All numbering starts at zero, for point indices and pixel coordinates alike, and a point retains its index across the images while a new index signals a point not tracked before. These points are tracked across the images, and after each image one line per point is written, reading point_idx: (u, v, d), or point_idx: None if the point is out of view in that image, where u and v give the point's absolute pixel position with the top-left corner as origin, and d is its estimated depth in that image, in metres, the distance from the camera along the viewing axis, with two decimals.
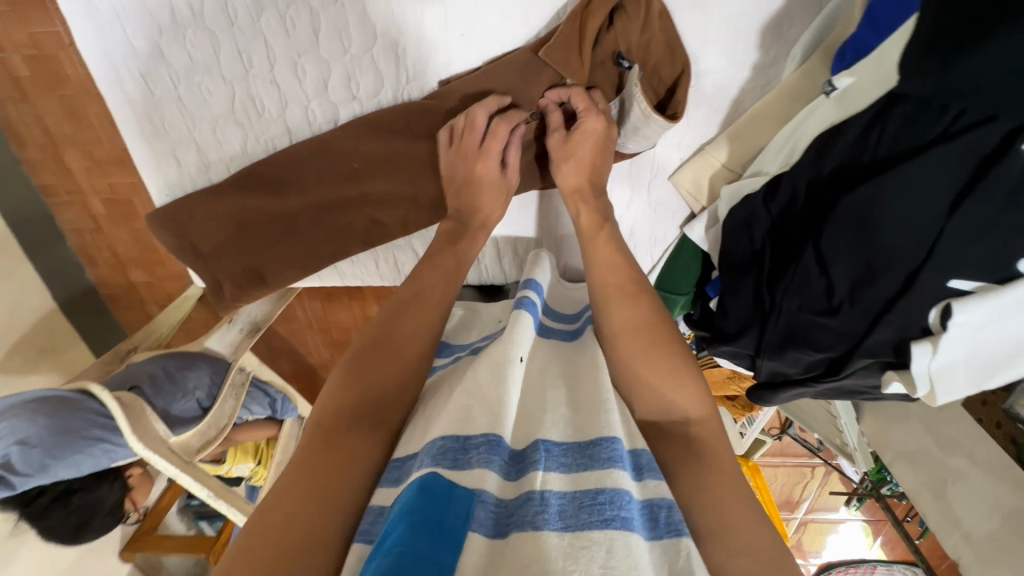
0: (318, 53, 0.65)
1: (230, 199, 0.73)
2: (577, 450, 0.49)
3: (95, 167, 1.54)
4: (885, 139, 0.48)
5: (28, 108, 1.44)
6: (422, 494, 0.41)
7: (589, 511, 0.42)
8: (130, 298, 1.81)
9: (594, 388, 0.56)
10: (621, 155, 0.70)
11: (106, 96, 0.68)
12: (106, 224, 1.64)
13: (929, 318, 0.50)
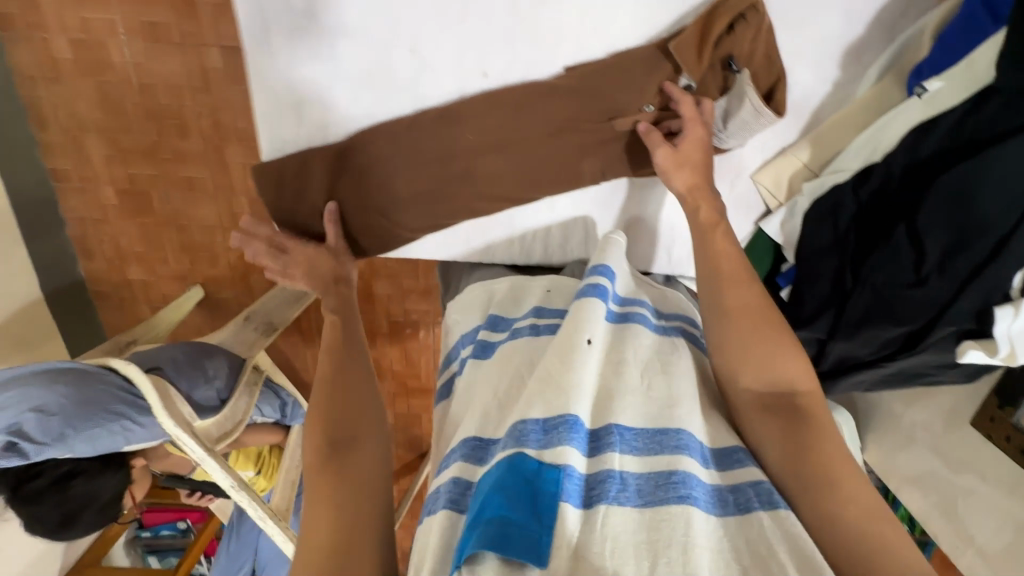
0: (461, 31, 0.71)
1: (356, 159, 0.78)
2: (649, 437, 0.58)
3: (118, 156, 1.46)
4: (981, 126, 0.58)
5: (58, 89, 1.38)
6: (514, 474, 0.53)
7: (662, 490, 0.53)
8: (121, 298, 1.67)
9: (661, 383, 0.63)
10: (718, 151, 0.79)
11: (248, 47, 0.72)
12: (114, 215, 1.54)
13: (1012, 284, 0.59)
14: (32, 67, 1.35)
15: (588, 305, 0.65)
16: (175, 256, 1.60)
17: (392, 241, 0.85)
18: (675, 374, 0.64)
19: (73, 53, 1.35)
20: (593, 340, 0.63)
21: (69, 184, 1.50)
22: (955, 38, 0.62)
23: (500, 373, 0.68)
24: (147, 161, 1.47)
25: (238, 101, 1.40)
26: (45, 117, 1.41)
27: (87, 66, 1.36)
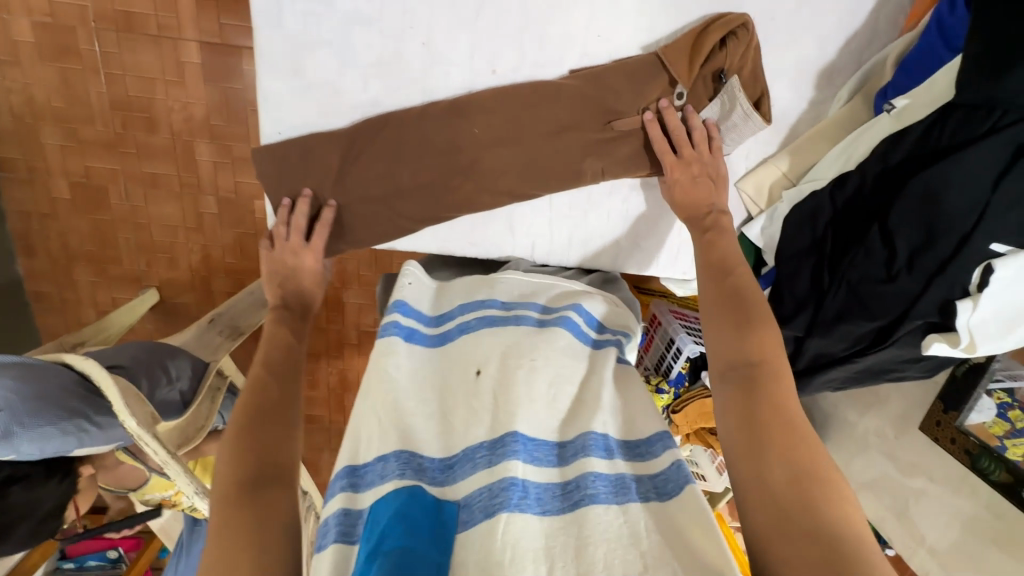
0: (476, 28, 0.74)
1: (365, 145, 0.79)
2: (541, 446, 0.61)
3: (75, 147, 1.32)
4: (943, 137, 0.65)
5: (17, 74, 1.23)
6: (409, 501, 0.55)
7: (561, 499, 0.56)
8: (63, 302, 1.49)
9: (561, 390, 0.67)
10: None
11: (259, 25, 0.72)
12: (64, 209, 1.39)
13: (970, 279, 0.66)
14: None
15: (466, 339, 0.71)
16: (131, 257, 1.45)
17: (393, 231, 0.86)
18: (563, 377, 0.67)
19: (35, 37, 1.21)
20: (479, 368, 0.67)
21: (16, 174, 1.34)
22: (915, 64, 0.72)
23: (425, 385, 0.68)
24: (109, 154, 1.33)
25: (221, 99, 1.29)
26: None
27: (51, 50, 1.22)
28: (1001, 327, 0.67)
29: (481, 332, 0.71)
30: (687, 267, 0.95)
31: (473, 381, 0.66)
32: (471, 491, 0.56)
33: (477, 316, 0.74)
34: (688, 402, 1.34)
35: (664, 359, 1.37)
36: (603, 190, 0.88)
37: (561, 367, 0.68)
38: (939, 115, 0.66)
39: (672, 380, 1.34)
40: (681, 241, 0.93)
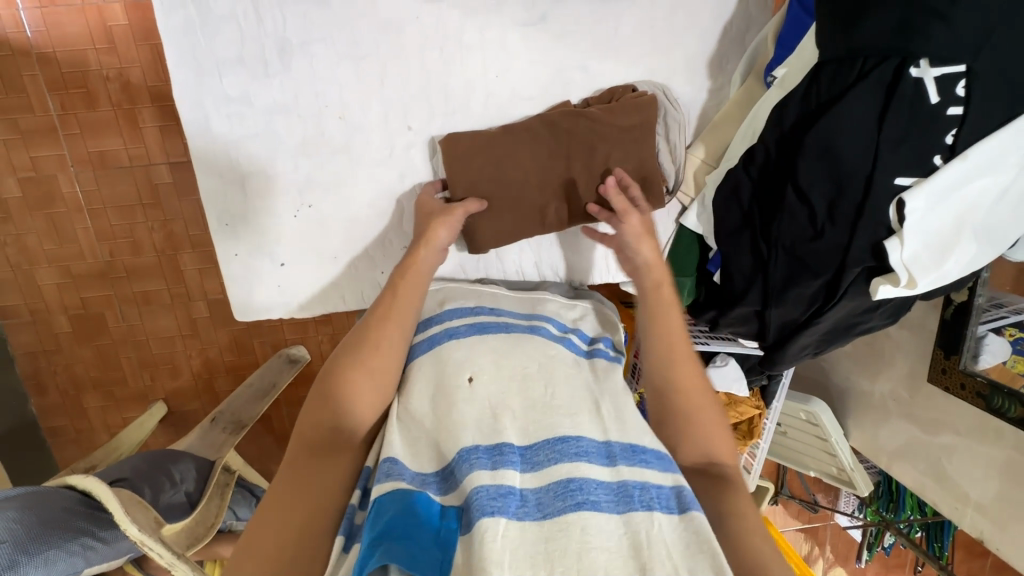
0: (383, 93, 0.81)
1: None
2: (542, 449, 0.61)
3: (69, 283, 1.40)
4: (822, 92, 0.68)
5: (9, 229, 1.34)
6: (415, 507, 0.56)
7: (560, 499, 0.56)
8: (78, 431, 1.53)
9: (560, 390, 0.68)
10: None
11: (190, 134, 0.79)
12: (67, 343, 1.46)
13: (890, 217, 0.67)
14: None
15: (458, 346, 0.72)
16: (134, 374, 1.51)
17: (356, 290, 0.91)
18: (557, 382, 0.69)
19: (22, 192, 1.32)
20: (472, 375, 0.68)
21: (18, 319, 1.41)
22: (788, 35, 0.77)
23: (407, 409, 0.67)
24: (101, 282, 1.42)
25: (194, 210, 1.38)
26: None
27: (37, 201, 1.33)
28: (934, 255, 0.68)
29: (470, 340, 0.73)
30: None
31: (465, 387, 0.67)
32: (469, 491, 0.56)
33: (467, 323, 0.77)
34: None
35: None
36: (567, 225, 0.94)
37: (553, 372, 0.70)
38: (812, 74, 0.69)
39: None
40: None
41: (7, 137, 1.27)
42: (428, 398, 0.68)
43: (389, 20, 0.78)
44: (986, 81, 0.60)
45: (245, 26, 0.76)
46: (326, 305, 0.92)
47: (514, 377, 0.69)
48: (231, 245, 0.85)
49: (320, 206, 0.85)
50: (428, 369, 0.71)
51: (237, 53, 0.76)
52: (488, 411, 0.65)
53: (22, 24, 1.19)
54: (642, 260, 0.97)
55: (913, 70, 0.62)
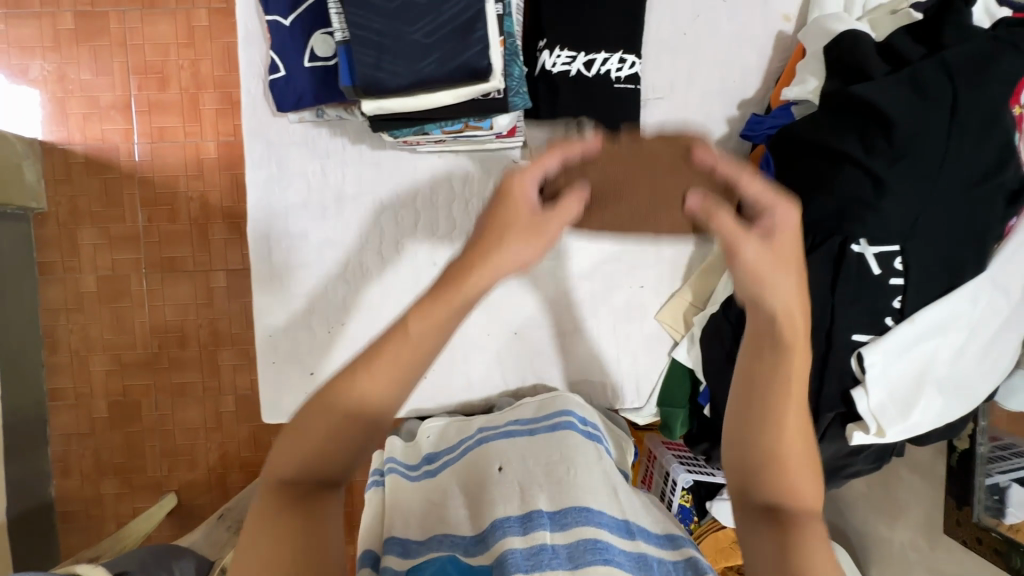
0: (415, 235, 0.98)
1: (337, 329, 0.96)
2: (570, 513, 0.68)
3: (117, 369, 1.54)
4: None
5: (78, 318, 1.52)
6: (456, 565, 0.63)
7: (589, 554, 0.62)
8: (90, 517, 1.57)
9: (580, 474, 0.76)
10: (617, 290, 1.02)
11: (253, 259, 0.96)
12: (101, 427, 1.56)
13: (853, 367, 0.75)
14: (58, 301, 1.51)
15: (490, 444, 0.85)
16: (154, 463, 1.58)
17: None
18: (578, 466, 0.77)
19: (98, 286, 1.52)
20: (501, 464, 0.80)
21: (63, 401, 1.54)
22: None
23: (460, 489, 0.79)
24: (145, 371, 1.55)
25: (240, 312, 1.55)
26: (58, 342, 1.52)
27: (107, 295, 1.52)
28: (901, 410, 0.74)
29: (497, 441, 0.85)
30: (636, 395, 1.03)
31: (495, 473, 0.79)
32: (502, 553, 0.62)
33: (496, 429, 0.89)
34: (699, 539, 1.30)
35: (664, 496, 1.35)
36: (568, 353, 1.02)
37: (574, 457, 0.79)
38: None
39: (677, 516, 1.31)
40: (623, 370, 1.03)
41: (97, 242, 1.50)
42: (472, 481, 0.80)
43: (425, 181, 0.97)
44: (919, 259, 0.71)
45: (312, 180, 0.96)
46: None
47: (538, 463, 0.79)
48: (270, 354, 0.97)
49: (351, 324, 0.98)
50: (470, 465, 0.83)
51: (303, 200, 0.96)
52: (519, 487, 0.75)
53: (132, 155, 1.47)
54: (637, 388, 1.03)
55: (854, 246, 0.73)
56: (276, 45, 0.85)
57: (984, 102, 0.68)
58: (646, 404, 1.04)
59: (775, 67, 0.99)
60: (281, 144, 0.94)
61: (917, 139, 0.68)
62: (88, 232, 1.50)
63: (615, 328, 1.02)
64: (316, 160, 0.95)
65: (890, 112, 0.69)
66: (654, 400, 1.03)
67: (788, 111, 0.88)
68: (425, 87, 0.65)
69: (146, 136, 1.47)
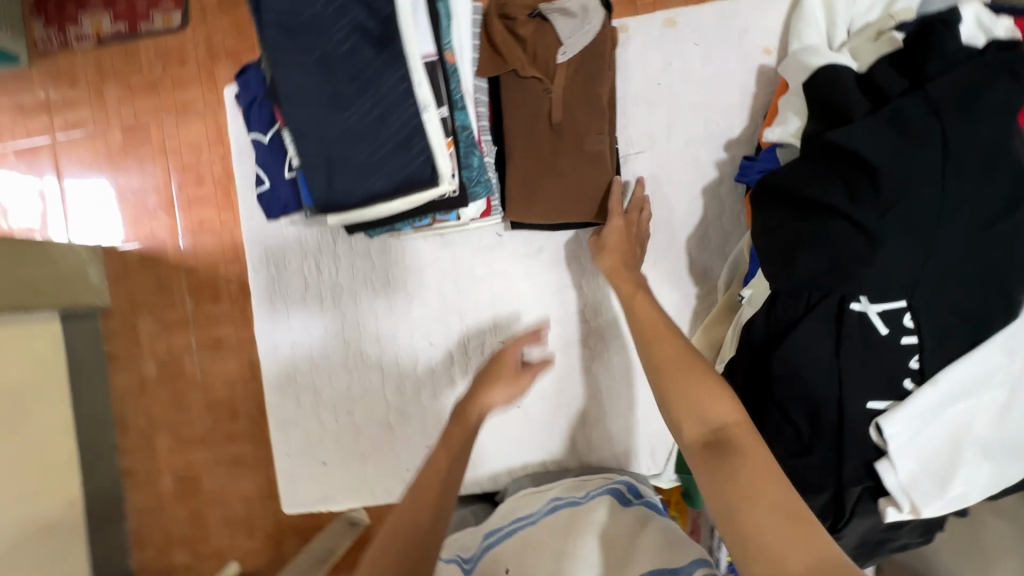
0: (410, 320, 1.00)
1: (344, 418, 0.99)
2: None
3: (180, 446, 1.45)
4: (778, 318, 0.72)
5: (143, 403, 1.46)
6: None
7: None
8: None
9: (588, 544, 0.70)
10: (621, 352, 0.97)
11: (263, 359, 1.02)
12: (170, 501, 1.47)
13: (872, 437, 0.67)
14: (126, 385, 1.45)
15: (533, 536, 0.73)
16: (218, 533, 1.45)
17: (384, 486, 1.00)
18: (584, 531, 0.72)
19: (158, 371, 1.45)
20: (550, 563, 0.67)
21: (132, 479, 1.47)
22: (755, 255, 0.84)
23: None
24: (206, 447, 1.44)
25: None
26: (129, 425, 1.46)
27: (167, 377, 1.44)
28: (939, 485, 0.65)
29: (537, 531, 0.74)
30: (652, 462, 0.98)
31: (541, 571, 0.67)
32: None
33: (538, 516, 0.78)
34: None
35: None
36: (576, 422, 0.99)
37: (580, 523, 0.74)
38: (769, 301, 0.74)
39: None
40: (635, 436, 0.98)
41: (155, 327, 1.44)
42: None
43: (414, 266, 0.99)
44: (932, 316, 0.64)
45: (308, 277, 1.00)
46: (356, 501, 1.01)
47: (582, 551, 0.68)
48: (285, 446, 1.01)
49: (358, 413, 1.00)
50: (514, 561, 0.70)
51: (302, 297, 1.00)
52: None
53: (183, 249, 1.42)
54: (652, 454, 0.98)
55: (854, 304, 0.66)
56: (261, 161, 0.90)
57: (977, 138, 0.61)
58: (664, 470, 0.97)
59: (762, 103, 0.94)
60: (278, 248, 1.00)
61: (907, 185, 0.62)
62: (146, 320, 1.43)
63: (623, 393, 0.98)
64: (310, 258, 0.99)
65: (874, 159, 0.64)
66: (671, 466, 0.96)
67: (773, 155, 0.83)
68: (378, 202, 0.66)
69: (191, 228, 1.41)
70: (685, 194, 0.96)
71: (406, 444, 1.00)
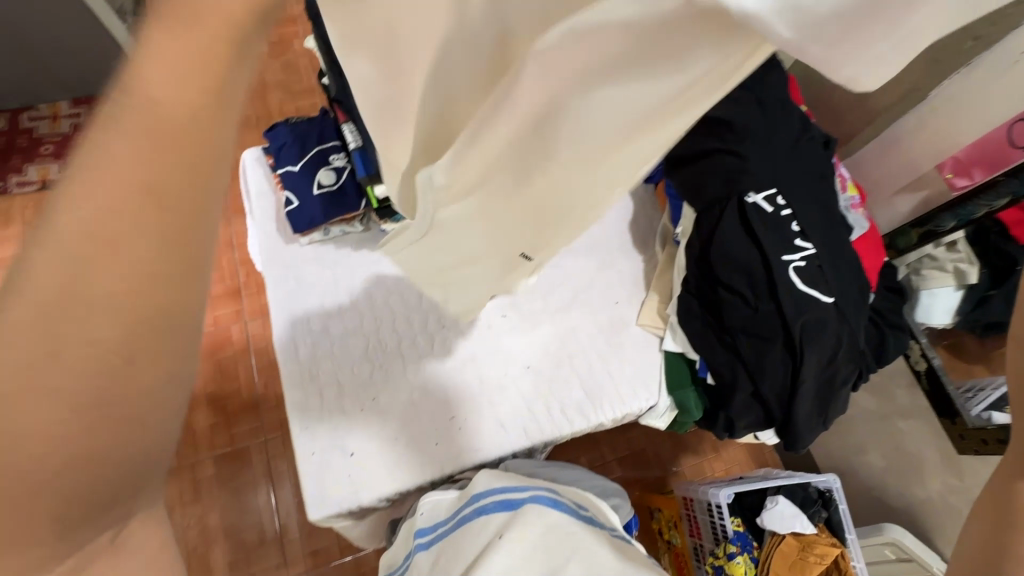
0: (422, 307, 1.15)
1: (373, 403, 1.06)
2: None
3: (241, 557, 1.66)
4: (706, 228, 1.06)
5: (196, 509, 1.69)
6: None
7: None
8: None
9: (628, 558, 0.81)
10: (603, 308, 1.20)
11: (281, 363, 1.07)
12: None
13: (794, 280, 0.98)
14: (174, 498, 1.69)
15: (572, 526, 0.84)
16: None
17: (420, 466, 1.03)
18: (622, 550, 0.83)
19: (217, 470, 1.74)
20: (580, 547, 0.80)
21: None
22: (677, 213, 1.21)
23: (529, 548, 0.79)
24: (262, 553, 1.67)
25: None
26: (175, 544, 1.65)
27: (226, 474, 1.74)
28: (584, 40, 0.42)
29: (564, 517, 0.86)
30: (648, 393, 1.13)
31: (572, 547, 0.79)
32: None
33: (566, 504, 0.90)
34: (769, 560, 1.35)
35: (717, 527, 1.43)
36: (580, 369, 1.14)
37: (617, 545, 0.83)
38: (699, 219, 1.08)
39: (737, 542, 1.37)
40: (628, 375, 1.14)
41: (218, 453, 1.76)
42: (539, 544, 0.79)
43: None
44: (793, 192, 1.01)
45: (325, 287, 1.13)
46: (392, 490, 1.01)
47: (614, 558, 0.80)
48: (308, 446, 1.01)
49: (383, 397, 1.06)
50: (550, 539, 0.80)
51: (320, 302, 1.12)
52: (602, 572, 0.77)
53: None
54: (646, 387, 1.13)
55: (749, 197, 1.01)
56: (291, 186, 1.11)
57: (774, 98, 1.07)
58: (659, 398, 1.13)
59: None
60: (297, 264, 1.14)
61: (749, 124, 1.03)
62: (207, 461, 1.74)
63: (610, 338, 1.17)
64: (327, 268, 1.15)
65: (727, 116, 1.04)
66: (664, 392, 1.13)
67: None
68: None
69: None
70: None
71: (433, 417, 1.06)
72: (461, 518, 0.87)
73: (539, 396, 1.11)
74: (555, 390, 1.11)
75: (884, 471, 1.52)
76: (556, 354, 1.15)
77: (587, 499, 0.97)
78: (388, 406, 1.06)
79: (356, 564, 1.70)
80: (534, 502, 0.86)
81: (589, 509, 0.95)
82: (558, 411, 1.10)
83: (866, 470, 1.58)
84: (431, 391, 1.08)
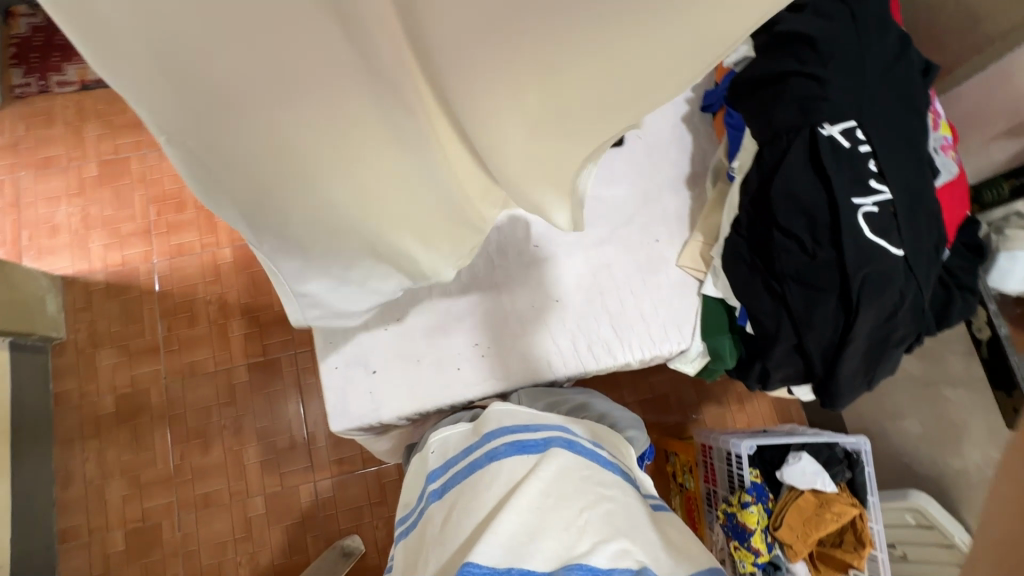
0: None
1: (397, 323, 1.05)
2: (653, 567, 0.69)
3: (272, 459, 1.77)
4: (768, 162, 0.95)
5: (231, 411, 1.79)
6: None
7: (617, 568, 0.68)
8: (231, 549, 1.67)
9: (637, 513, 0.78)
10: (642, 245, 1.12)
11: None
12: (252, 479, 1.75)
13: (861, 227, 0.88)
14: (210, 398, 1.80)
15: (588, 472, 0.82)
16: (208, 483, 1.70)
17: (440, 389, 1.03)
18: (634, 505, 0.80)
19: (250, 376, 1.82)
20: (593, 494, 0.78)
21: (213, 458, 1.76)
22: (736, 146, 1.09)
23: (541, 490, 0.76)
24: (291, 456, 1.77)
25: None
26: (212, 441, 1.77)
27: (259, 382, 1.82)
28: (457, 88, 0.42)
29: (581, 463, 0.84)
30: (680, 336, 1.08)
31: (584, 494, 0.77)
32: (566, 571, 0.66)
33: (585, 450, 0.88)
34: (785, 514, 1.33)
35: (733, 476, 1.42)
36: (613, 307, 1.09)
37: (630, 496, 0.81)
38: (761, 152, 0.97)
39: (754, 493, 1.35)
40: (661, 316, 1.08)
41: (251, 361, 1.83)
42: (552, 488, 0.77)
43: None
44: (876, 126, 0.90)
45: None
46: (411, 408, 1.02)
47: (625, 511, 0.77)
48: (331, 359, 1.02)
49: (407, 318, 1.05)
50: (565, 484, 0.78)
51: None
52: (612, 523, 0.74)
53: (174, 278, 1.88)
54: (679, 330, 1.08)
55: (823, 130, 0.90)
56: None
57: (869, 16, 0.93)
58: (691, 342, 1.09)
59: None
60: None
61: (835, 42, 0.90)
62: (241, 368, 1.82)
63: (647, 277, 1.10)
64: None
65: (809, 33, 0.92)
66: (698, 337, 1.08)
67: (731, 73, 1.09)
68: None
69: (166, 254, 1.90)
70: (669, 124, 1.20)
71: (456, 342, 1.05)
72: (476, 453, 0.86)
73: (566, 329, 1.07)
74: (584, 325, 1.08)
75: (919, 439, 1.46)
76: (588, 289, 1.09)
77: (607, 441, 0.95)
78: (412, 326, 1.05)
79: (378, 475, 1.79)
80: (551, 447, 0.85)
81: (609, 452, 0.92)
82: (585, 346, 1.07)
83: (900, 437, 1.52)
84: (455, 316, 1.06)
